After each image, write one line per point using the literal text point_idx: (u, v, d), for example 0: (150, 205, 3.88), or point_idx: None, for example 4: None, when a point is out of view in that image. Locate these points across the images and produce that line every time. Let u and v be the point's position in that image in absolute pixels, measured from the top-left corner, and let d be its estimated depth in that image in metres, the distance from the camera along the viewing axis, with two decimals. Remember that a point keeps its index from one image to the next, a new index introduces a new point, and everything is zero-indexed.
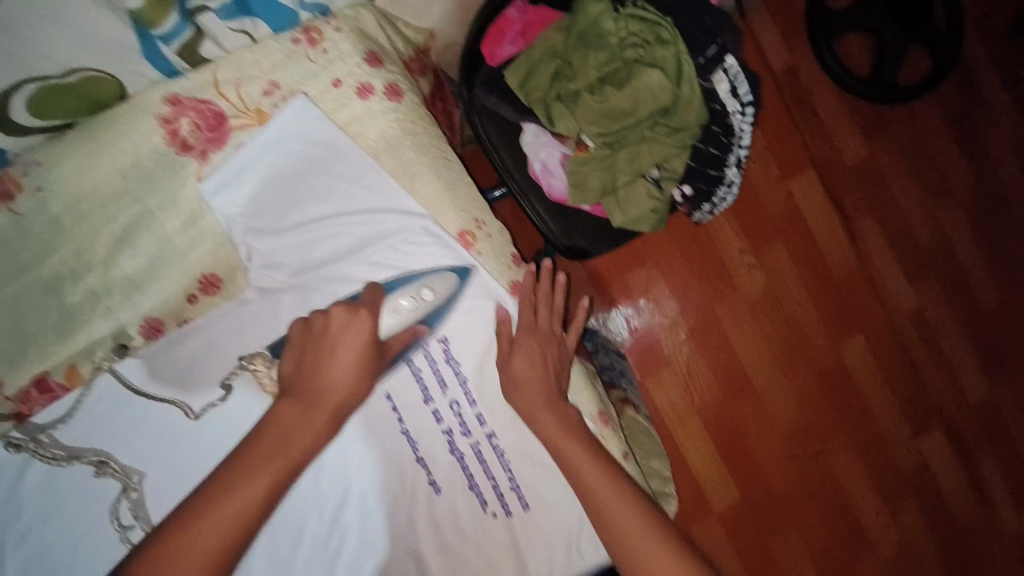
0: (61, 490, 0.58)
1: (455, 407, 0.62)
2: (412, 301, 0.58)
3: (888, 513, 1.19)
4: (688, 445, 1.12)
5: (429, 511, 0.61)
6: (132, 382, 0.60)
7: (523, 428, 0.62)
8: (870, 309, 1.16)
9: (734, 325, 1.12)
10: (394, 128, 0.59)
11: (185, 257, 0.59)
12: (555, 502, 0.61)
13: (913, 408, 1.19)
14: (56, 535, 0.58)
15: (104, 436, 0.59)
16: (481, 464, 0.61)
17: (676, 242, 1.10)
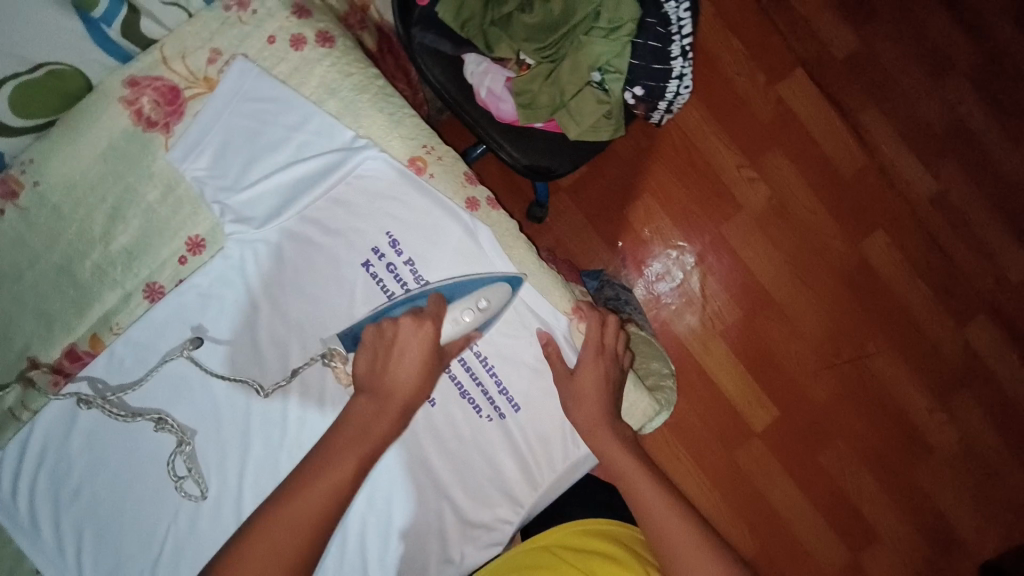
0: (108, 445, 0.59)
1: None
2: (472, 313, 0.57)
3: (941, 409, 1.15)
4: (716, 369, 1.11)
5: (429, 423, 0.63)
6: (146, 343, 0.61)
7: (502, 331, 0.63)
8: (886, 203, 1.13)
9: (745, 242, 1.11)
10: (330, 72, 0.58)
11: (176, 219, 0.61)
12: (543, 398, 0.63)
13: (950, 296, 1.14)
14: (106, 494, 0.59)
15: (162, 399, 0.61)
16: (467, 371, 0.63)
17: (671, 169, 1.09)
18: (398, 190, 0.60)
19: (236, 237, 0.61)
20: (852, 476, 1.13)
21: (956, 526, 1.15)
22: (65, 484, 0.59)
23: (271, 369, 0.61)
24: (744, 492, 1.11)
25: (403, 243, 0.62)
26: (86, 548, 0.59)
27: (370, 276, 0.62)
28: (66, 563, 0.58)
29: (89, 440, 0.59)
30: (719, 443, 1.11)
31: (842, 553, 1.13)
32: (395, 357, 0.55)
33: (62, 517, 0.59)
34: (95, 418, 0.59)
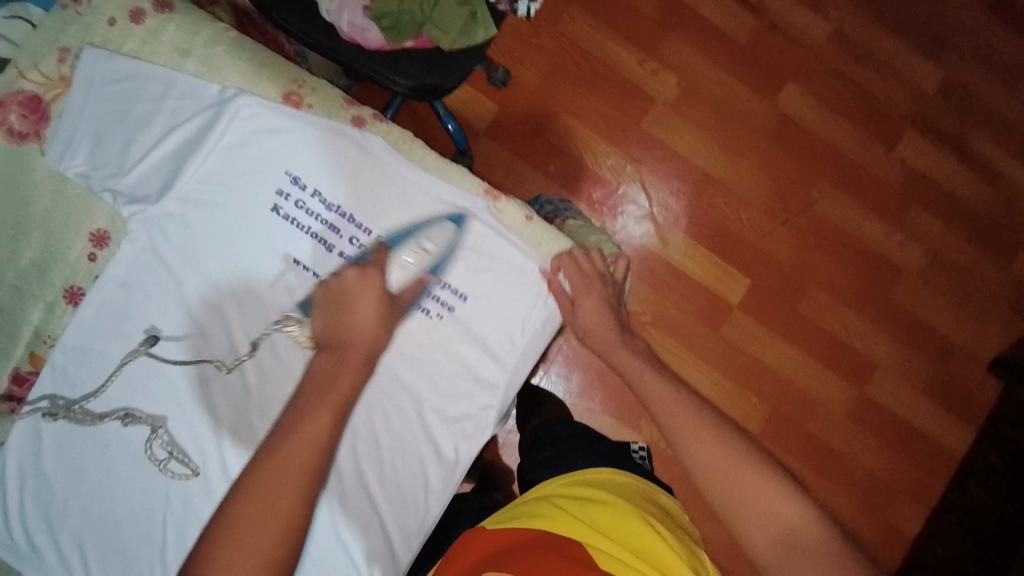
0: (78, 455, 0.60)
1: (356, 241, 0.65)
2: (416, 254, 0.61)
3: (899, 230, 1.18)
4: (680, 257, 1.14)
5: None
6: (77, 348, 0.61)
7: None
8: (787, 54, 1.16)
9: (670, 131, 1.13)
10: (180, 35, 0.63)
11: (73, 215, 0.61)
12: (482, 279, 0.66)
13: (873, 123, 1.18)
14: (95, 501, 0.60)
15: (118, 395, 0.61)
16: None
17: (579, 84, 1.11)
18: (283, 128, 0.63)
19: (137, 217, 0.61)
20: (836, 317, 1.17)
21: (947, 333, 1.19)
22: (51, 505, 0.60)
23: (225, 343, 0.63)
24: (741, 362, 1.15)
25: (304, 176, 0.64)
26: (91, 560, 0.60)
27: (285, 219, 0.64)
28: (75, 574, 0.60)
29: (56, 455, 0.60)
30: (704, 325, 1.15)
31: (848, 391, 1.17)
32: (347, 300, 0.57)
33: (58, 536, 0.60)
34: (59, 431, 0.60)
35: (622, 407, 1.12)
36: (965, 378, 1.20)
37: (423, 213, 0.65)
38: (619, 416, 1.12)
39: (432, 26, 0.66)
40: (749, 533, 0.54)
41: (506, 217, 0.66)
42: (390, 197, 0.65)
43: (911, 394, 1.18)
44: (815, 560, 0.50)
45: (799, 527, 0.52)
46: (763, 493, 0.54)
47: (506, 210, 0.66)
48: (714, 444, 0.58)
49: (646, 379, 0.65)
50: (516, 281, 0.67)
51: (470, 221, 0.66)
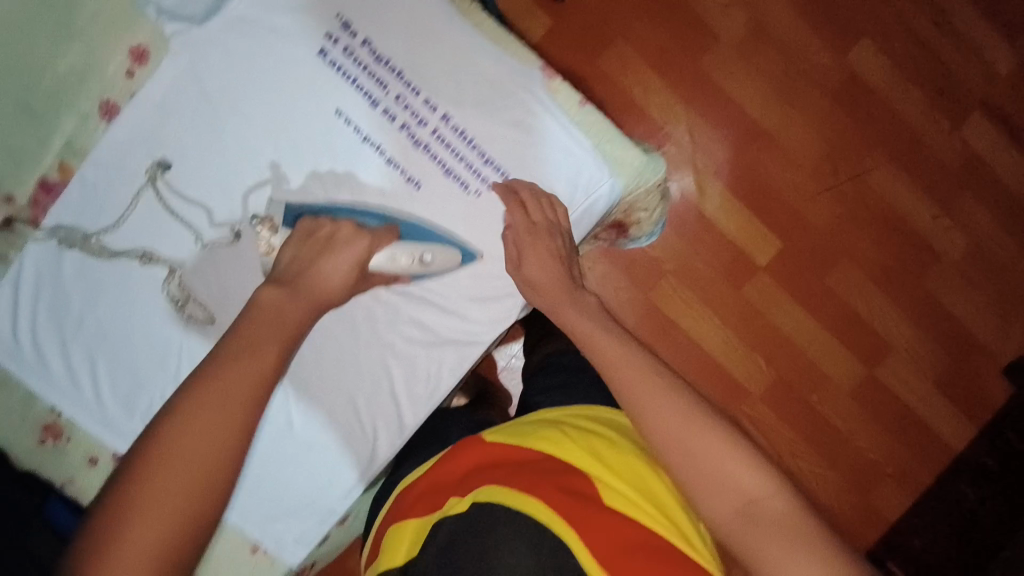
0: (97, 274, 0.61)
1: (403, 101, 0.63)
2: (410, 259, 0.61)
3: (946, 215, 1.13)
4: (713, 208, 1.11)
5: (416, 205, 0.64)
6: (108, 166, 0.61)
7: (477, 102, 0.63)
8: (868, 9, 1.08)
9: (728, 73, 1.07)
10: None
11: (112, 26, 0.60)
12: (527, 160, 0.64)
13: (944, 98, 1.11)
14: (111, 322, 0.61)
15: (139, 230, 0.62)
16: (447, 147, 0.63)
17: (640, 8, 1.05)
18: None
19: (177, 38, 0.60)
20: (861, 294, 1.14)
21: (971, 330, 1.16)
22: (67, 317, 0.61)
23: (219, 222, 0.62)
24: (755, 324, 1.14)
25: (355, 22, 0.61)
26: (101, 375, 0.61)
27: (330, 66, 0.62)
28: (80, 389, 0.61)
29: (78, 268, 0.61)
30: (725, 283, 1.13)
31: (858, 370, 1.15)
32: (320, 248, 0.57)
33: (70, 347, 0.61)
34: (77, 258, 0.61)
35: None
36: (978, 377, 1.17)
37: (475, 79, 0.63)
38: None
39: None
40: (711, 501, 0.54)
41: (560, 98, 0.64)
42: (442, 57, 0.62)
43: (920, 383, 1.16)
44: (774, 530, 0.50)
45: (761, 497, 0.52)
46: (727, 467, 0.53)
47: (559, 92, 0.64)
48: (682, 416, 0.56)
49: (610, 349, 0.61)
50: (558, 164, 0.64)
51: (522, 97, 0.63)
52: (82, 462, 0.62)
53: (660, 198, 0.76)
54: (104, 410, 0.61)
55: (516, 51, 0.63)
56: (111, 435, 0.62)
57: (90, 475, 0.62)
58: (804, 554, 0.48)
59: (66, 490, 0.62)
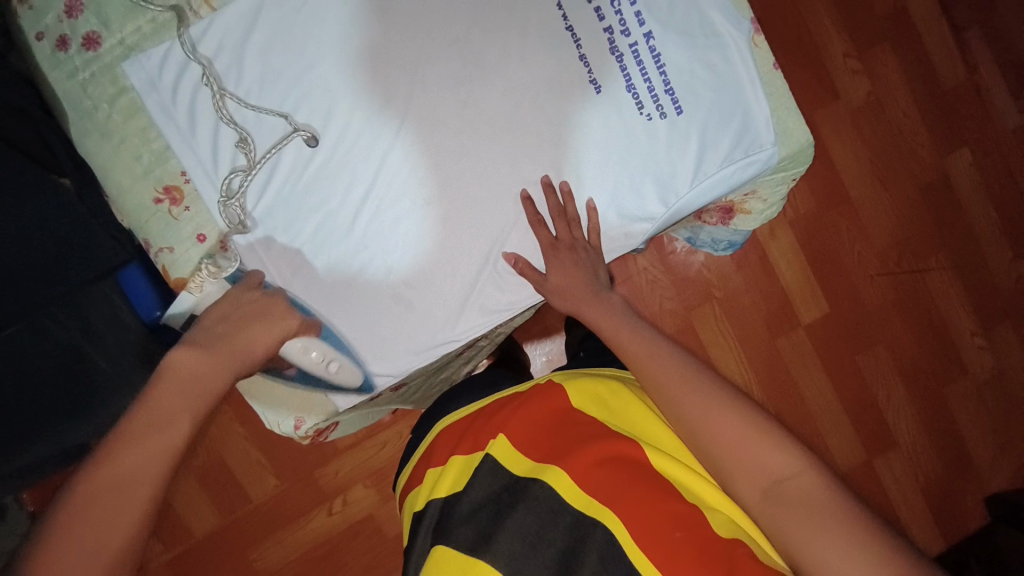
0: (204, 113, 0.57)
1: (616, 3, 0.55)
2: (321, 357, 0.59)
3: (982, 335, 1.17)
4: (777, 254, 1.13)
5: (591, 109, 0.55)
6: None
7: (686, 35, 0.55)
8: (975, 121, 1.13)
9: (835, 134, 1.10)
10: None
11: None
12: (711, 113, 0.56)
13: (1015, 227, 1.16)
14: (204, 160, 0.58)
15: (293, 71, 0.56)
16: (639, 65, 0.55)
17: (778, 46, 1.08)
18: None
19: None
20: (884, 384, 1.17)
21: (971, 449, 1.20)
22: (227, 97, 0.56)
23: (270, 172, 0.57)
24: (778, 376, 1.15)
25: None
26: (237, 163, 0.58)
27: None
28: (214, 170, 0.58)
29: (196, 91, 0.57)
30: (764, 328, 1.15)
31: (858, 452, 1.17)
32: (245, 322, 0.55)
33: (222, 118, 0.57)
34: (199, 86, 0.57)
35: None
36: (964, 497, 1.20)
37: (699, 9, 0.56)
38: None
39: None
40: (734, 483, 0.51)
41: (760, 54, 0.56)
42: None
43: (910, 485, 1.19)
44: (802, 514, 0.47)
45: (787, 477, 0.50)
46: (746, 448, 0.51)
47: (761, 47, 0.56)
48: (700, 395, 0.54)
49: (629, 338, 0.59)
50: (729, 118, 0.56)
51: (725, 42, 0.56)
52: (190, 235, 0.58)
53: (782, 196, 0.67)
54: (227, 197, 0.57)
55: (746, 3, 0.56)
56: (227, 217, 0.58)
57: (192, 250, 0.58)
58: (832, 535, 0.46)
59: (157, 257, 0.58)
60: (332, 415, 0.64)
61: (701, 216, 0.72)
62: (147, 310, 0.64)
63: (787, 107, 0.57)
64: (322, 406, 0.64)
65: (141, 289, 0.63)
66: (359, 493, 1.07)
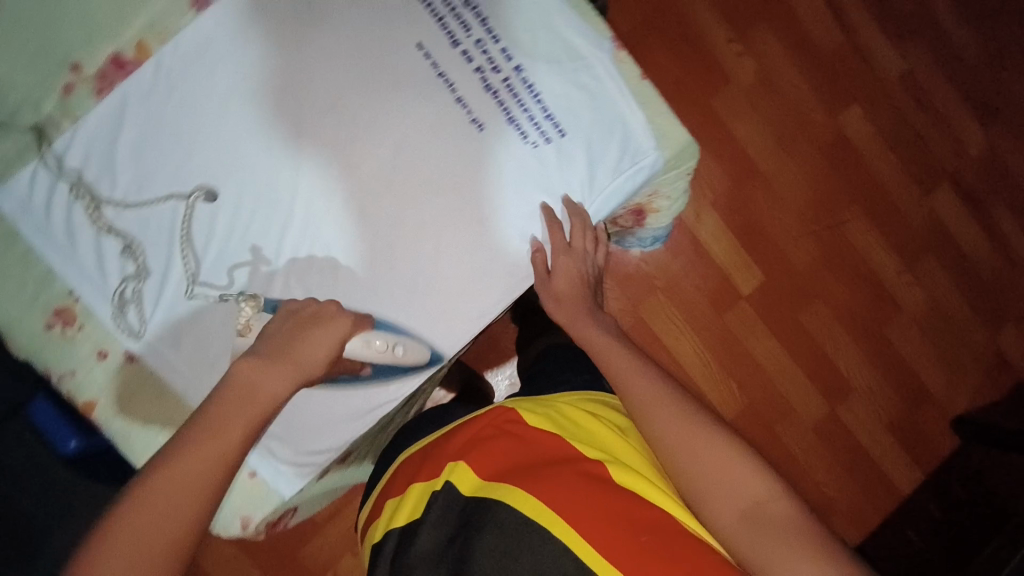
0: (83, 228, 0.57)
1: (480, 44, 0.57)
2: (383, 346, 0.56)
3: (909, 272, 1.24)
4: (708, 236, 1.18)
5: (477, 147, 0.57)
6: (161, 79, 0.56)
7: (553, 62, 0.58)
8: (860, 78, 1.20)
9: (735, 115, 1.16)
10: None
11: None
12: (592, 130, 0.58)
13: (916, 168, 1.23)
14: (91, 274, 0.57)
15: (168, 163, 0.56)
16: (516, 98, 0.57)
17: (666, 43, 1.14)
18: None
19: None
20: (830, 336, 1.22)
21: (924, 381, 1.26)
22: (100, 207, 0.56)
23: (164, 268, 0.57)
24: (733, 351, 1.19)
25: None
26: (127, 267, 0.57)
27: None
28: (104, 282, 0.57)
29: (70, 207, 0.57)
30: (710, 308, 1.19)
31: (821, 406, 1.22)
32: (307, 329, 0.51)
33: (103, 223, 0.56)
34: (73, 203, 0.57)
35: None
36: (928, 427, 1.26)
37: (559, 36, 0.58)
38: None
39: None
40: (713, 505, 0.52)
41: (627, 68, 0.59)
42: (531, 8, 0.58)
43: (876, 427, 1.24)
44: (779, 536, 0.49)
45: (764, 501, 0.51)
46: (724, 473, 0.53)
47: (625, 62, 0.59)
48: (681, 423, 0.56)
49: (619, 360, 0.64)
50: (611, 132, 0.59)
51: (591, 62, 0.58)
52: (89, 354, 0.57)
53: (684, 189, 0.69)
54: (124, 309, 0.57)
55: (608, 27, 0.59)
56: (128, 328, 0.57)
57: (95, 370, 0.58)
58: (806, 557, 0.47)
59: (59, 385, 0.57)
60: (279, 505, 0.63)
61: (616, 222, 0.75)
62: (63, 439, 0.64)
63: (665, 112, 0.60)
64: (266, 500, 0.62)
65: (53, 421, 0.64)
66: (348, 562, 1.04)
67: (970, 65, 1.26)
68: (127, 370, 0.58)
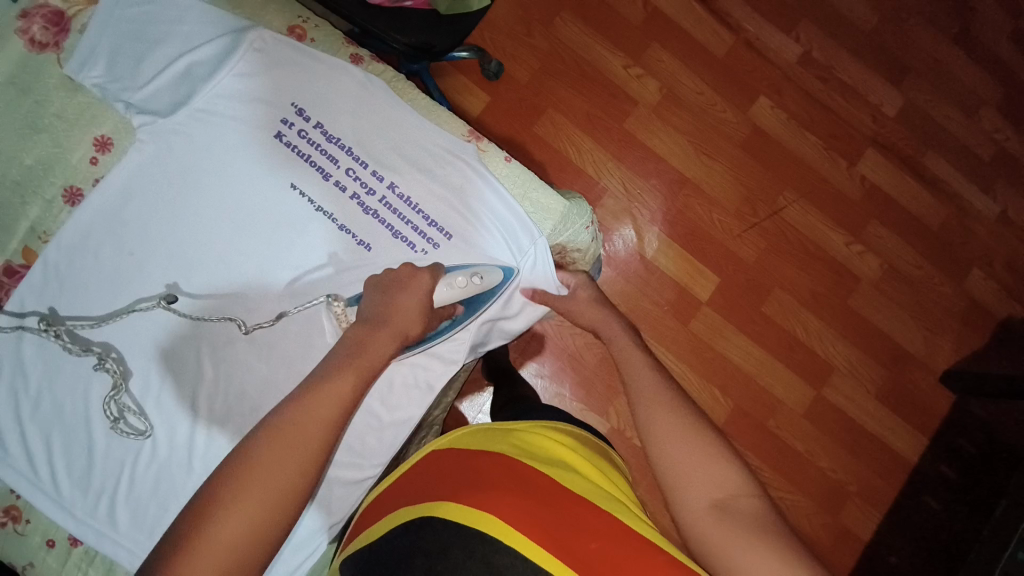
0: (59, 379, 0.70)
1: (351, 173, 0.74)
2: (465, 279, 0.71)
3: (857, 241, 1.25)
4: (653, 251, 1.20)
5: (364, 262, 0.74)
6: (79, 276, 0.70)
7: (417, 174, 0.75)
8: (760, 72, 1.24)
9: (649, 133, 1.20)
10: (208, 4, 0.73)
11: (81, 120, 0.71)
12: (465, 223, 0.75)
13: (837, 141, 1.26)
14: (64, 422, 0.70)
15: (111, 334, 0.71)
16: (393, 211, 0.75)
17: (566, 83, 1.18)
18: (294, 53, 0.72)
19: (144, 127, 0.70)
20: (797, 320, 1.23)
21: (903, 343, 1.25)
22: (43, 398, 0.70)
23: (137, 410, 0.70)
24: (705, 357, 1.20)
25: (307, 110, 0.73)
26: (55, 458, 0.69)
27: (286, 146, 0.73)
28: (34, 472, 0.69)
29: (41, 352, 0.70)
30: (673, 319, 1.20)
31: (805, 391, 1.22)
32: (398, 290, 0.67)
33: (27, 429, 0.69)
34: (45, 359, 0.70)
35: (593, 395, 1.14)
36: (918, 386, 1.25)
37: (419, 154, 0.75)
38: (586, 401, 1.14)
39: None
40: (689, 495, 0.56)
41: (488, 157, 0.76)
42: (392, 135, 0.74)
43: (865, 398, 1.24)
44: (748, 530, 0.51)
45: (731, 497, 0.54)
46: (699, 464, 0.57)
47: (487, 150, 0.76)
48: (674, 414, 0.61)
49: (631, 359, 0.71)
50: (485, 219, 0.75)
51: (455, 163, 0.75)
52: (40, 544, 0.70)
53: (593, 237, 0.81)
54: (58, 492, 0.69)
55: (460, 127, 0.76)
56: (62, 515, 0.69)
57: (48, 557, 0.70)
58: (765, 549, 0.49)
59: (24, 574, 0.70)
60: None
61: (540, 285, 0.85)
62: None
63: (515, 183, 0.76)
64: None
65: None
66: None
67: (870, 31, 1.28)
68: (75, 552, 0.71)
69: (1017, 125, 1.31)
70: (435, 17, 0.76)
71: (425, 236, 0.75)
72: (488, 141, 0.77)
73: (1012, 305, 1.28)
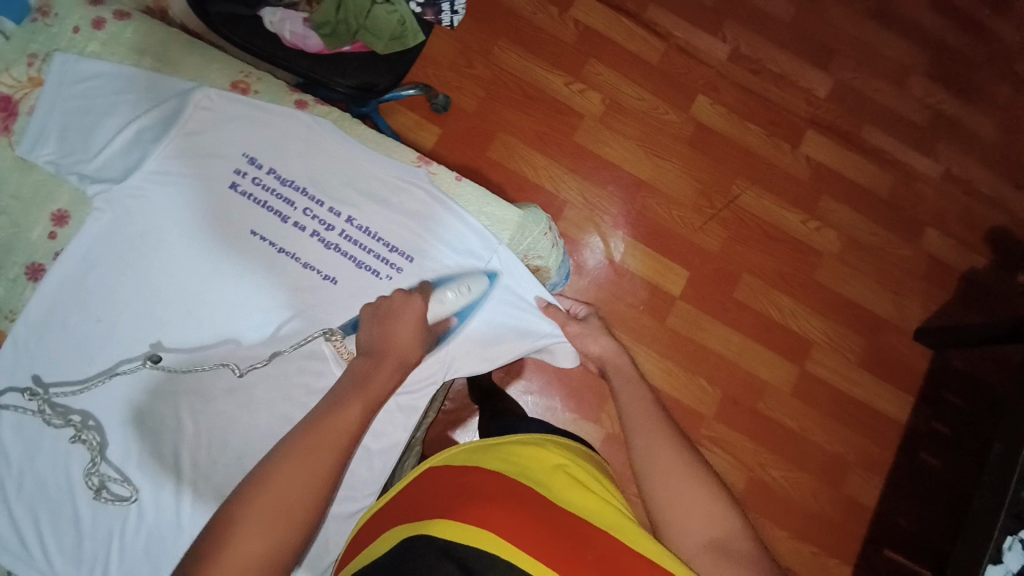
0: (39, 454, 0.68)
1: (309, 213, 0.76)
2: (455, 293, 0.75)
3: (813, 217, 1.30)
4: (621, 254, 1.23)
5: (332, 296, 0.76)
6: (49, 350, 0.70)
7: (373, 203, 0.77)
8: (695, 73, 1.30)
9: (600, 143, 1.25)
10: (153, 70, 0.75)
11: (37, 198, 0.72)
12: (425, 244, 0.77)
13: (777, 127, 1.32)
14: (47, 498, 0.68)
15: (87, 403, 0.70)
16: (354, 243, 0.76)
17: (514, 107, 1.23)
18: (240, 106, 0.75)
19: (101, 196, 0.71)
20: (770, 301, 1.26)
21: (873, 309, 1.29)
22: (24, 477, 0.68)
23: (121, 478, 0.69)
24: (688, 349, 1.22)
25: (260, 158, 0.76)
26: (44, 534, 0.68)
27: (241, 195, 0.75)
28: (26, 551, 0.67)
29: (16, 431, 0.69)
30: (650, 317, 1.22)
31: (789, 368, 1.25)
32: (393, 320, 0.69)
33: (12, 509, 0.68)
34: (22, 437, 0.68)
35: (583, 402, 1.15)
36: (895, 348, 1.29)
37: (375, 181, 0.77)
38: (578, 410, 1.15)
39: (365, 33, 0.78)
40: (685, 529, 0.57)
41: (438, 178, 0.78)
42: (343, 169, 0.77)
43: (847, 367, 1.27)
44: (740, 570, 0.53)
45: (726, 536, 0.56)
46: (698, 501, 0.58)
47: (438, 173, 0.79)
48: (672, 450, 0.63)
49: (625, 390, 0.73)
50: (443, 236, 0.77)
51: (409, 188, 0.77)
52: None
53: (552, 243, 0.84)
54: (51, 568, 0.67)
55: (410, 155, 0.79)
56: None
57: None
58: None
59: None
60: None
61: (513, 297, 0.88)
62: None
63: (469, 199, 0.79)
64: None
65: None
66: None
67: (790, 23, 1.36)
68: None
69: (941, 91, 1.39)
70: (373, 57, 0.80)
71: (389, 263, 0.77)
72: (438, 164, 0.79)
73: (968, 257, 1.34)
